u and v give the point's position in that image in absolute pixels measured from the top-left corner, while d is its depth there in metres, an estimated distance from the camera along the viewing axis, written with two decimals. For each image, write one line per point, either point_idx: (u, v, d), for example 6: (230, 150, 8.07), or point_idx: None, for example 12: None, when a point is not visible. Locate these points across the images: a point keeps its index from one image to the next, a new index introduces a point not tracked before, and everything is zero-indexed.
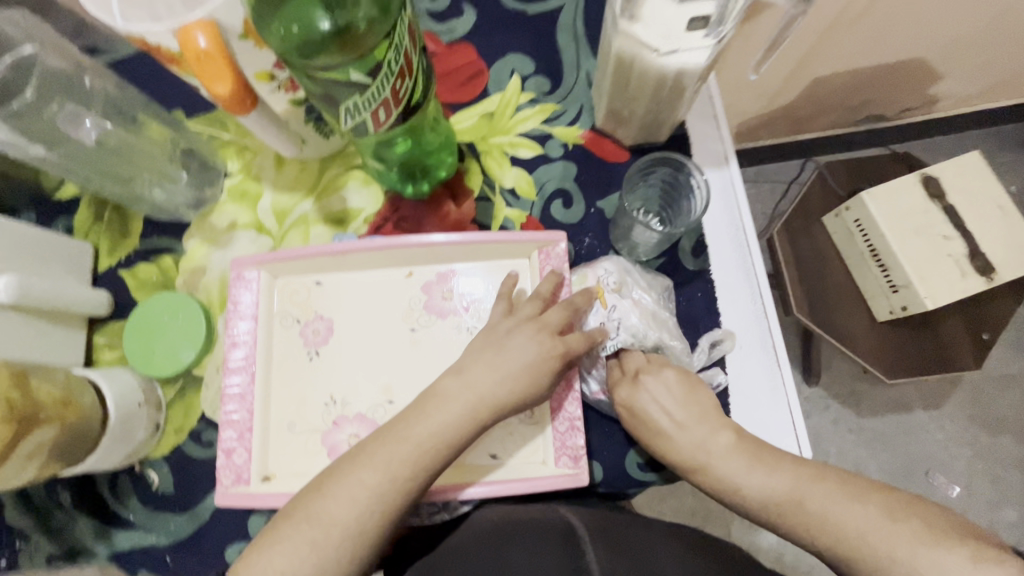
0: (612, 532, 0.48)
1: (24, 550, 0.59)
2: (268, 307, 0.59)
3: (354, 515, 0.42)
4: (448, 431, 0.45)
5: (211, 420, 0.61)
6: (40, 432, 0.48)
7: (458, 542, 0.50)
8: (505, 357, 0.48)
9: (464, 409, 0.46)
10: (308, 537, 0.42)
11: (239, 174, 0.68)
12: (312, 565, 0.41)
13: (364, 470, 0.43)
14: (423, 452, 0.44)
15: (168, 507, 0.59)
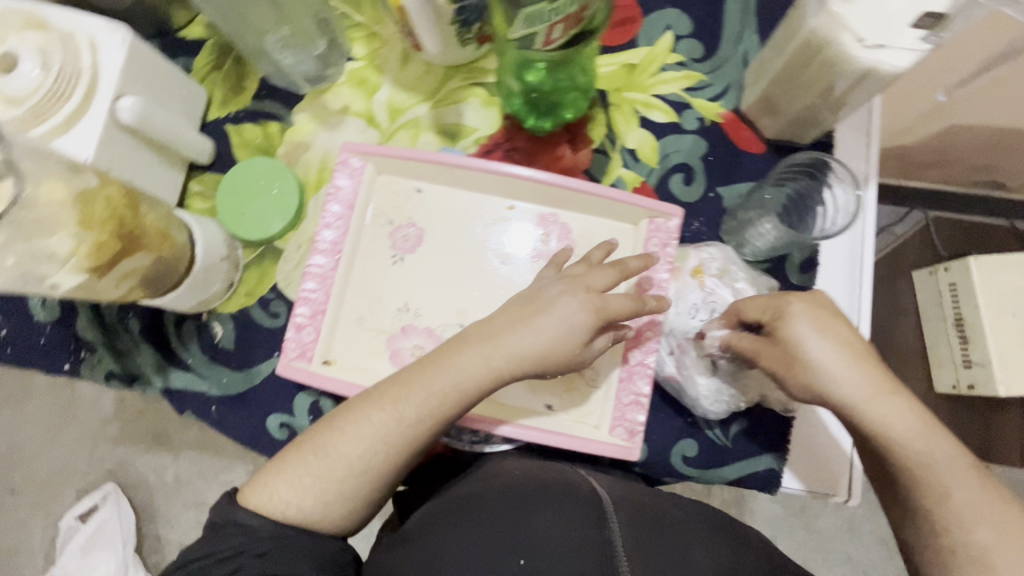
0: (636, 509, 0.47)
1: (88, 362, 0.63)
2: (366, 199, 0.58)
3: (355, 456, 0.44)
4: (464, 379, 0.44)
5: (282, 293, 0.62)
6: (137, 258, 0.47)
7: (470, 488, 0.50)
8: (526, 323, 0.44)
9: (485, 371, 0.44)
10: (313, 470, 0.44)
11: (363, 61, 0.66)
12: (315, 496, 0.44)
13: (374, 410, 0.44)
14: (444, 392, 0.44)
15: (226, 362, 0.61)
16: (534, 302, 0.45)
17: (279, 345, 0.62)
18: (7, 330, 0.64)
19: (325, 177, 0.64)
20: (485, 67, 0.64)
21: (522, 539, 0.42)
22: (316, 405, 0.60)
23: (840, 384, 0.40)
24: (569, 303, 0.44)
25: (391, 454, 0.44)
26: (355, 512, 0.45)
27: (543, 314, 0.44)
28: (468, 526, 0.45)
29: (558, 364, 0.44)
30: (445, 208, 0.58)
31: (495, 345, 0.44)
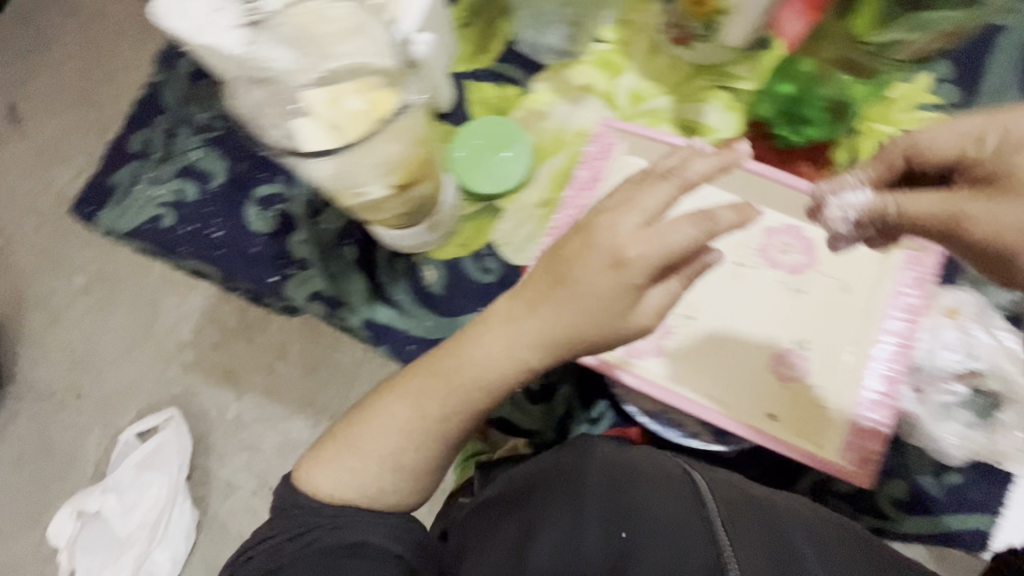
0: (737, 491, 0.49)
1: (295, 279, 0.63)
2: (613, 178, 0.58)
3: (390, 446, 0.49)
4: (484, 368, 0.45)
5: (497, 250, 0.63)
6: (423, 187, 0.51)
7: (543, 469, 0.53)
8: (538, 313, 0.42)
9: (509, 361, 0.44)
10: (351, 460, 0.50)
11: (613, 44, 0.66)
12: (356, 487, 0.50)
13: (397, 405, 0.48)
14: (470, 378, 0.46)
15: (432, 306, 0.62)
16: (558, 283, 0.41)
17: (487, 300, 0.62)
18: (223, 234, 0.65)
19: (558, 148, 0.65)
20: (735, 72, 0.63)
21: (622, 511, 0.47)
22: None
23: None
24: (621, 277, 0.39)
25: (415, 448, 0.49)
26: (409, 490, 0.51)
27: (578, 287, 0.40)
28: (559, 496, 0.49)
29: (601, 334, 0.41)
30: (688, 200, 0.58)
31: (549, 316, 0.42)
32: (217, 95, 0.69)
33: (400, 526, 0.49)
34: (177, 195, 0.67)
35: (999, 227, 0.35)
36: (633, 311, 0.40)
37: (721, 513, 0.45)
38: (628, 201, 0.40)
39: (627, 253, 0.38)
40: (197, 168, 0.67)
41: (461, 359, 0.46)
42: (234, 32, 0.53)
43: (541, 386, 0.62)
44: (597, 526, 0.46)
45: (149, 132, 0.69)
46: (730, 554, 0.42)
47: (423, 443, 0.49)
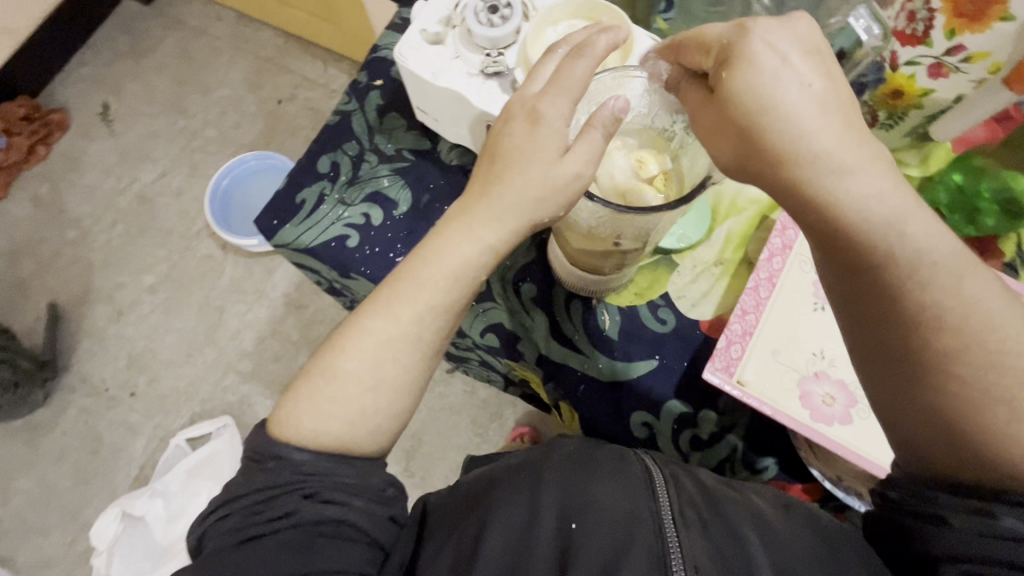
0: (687, 480, 0.48)
1: (473, 311, 0.67)
2: (799, 246, 0.61)
3: (360, 367, 0.48)
4: (448, 264, 0.48)
5: (672, 302, 0.65)
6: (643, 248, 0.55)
7: (486, 491, 0.49)
8: (497, 196, 0.47)
9: (474, 248, 0.47)
10: (325, 392, 0.48)
11: None
12: (342, 422, 0.47)
13: (374, 322, 0.48)
14: (430, 284, 0.48)
15: (604, 349, 0.65)
16: (516, 160, 0.46)
17: (659, 349, 0.64)
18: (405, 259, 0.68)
19: (734, 211, 0.67)
20: (903, 158, 0.68)
21: (575, 498, 0.46)
22: (690, 417, 0.63)
23: (818, 142, 0.37)
24: (544, 131, 0.45)
25: (398, 360, 0.48)
26: (385, 422, 0.49)
27: (530, 161, 0.45)
28: (516, 489, 0.48)
29: (558, 204, 0.46)
30: None
31: (510, 217, 0.46)
32: (404, 128, 0.74)
33: (378, 492, 0.48)
34: (365, 217, 0.70)
35: (769, 173, 0.39)
36: (559, 164, 0.45)
37: (672, 514, 0.44)
38: (529, 83, 0.47)
39: (540, 106, 0.45)
40: (385, 194, 0.71)
41: (419, 272, 0.48)
42: (472, 80, 0.59)
43: (711, 436, 0.62)
44: (551, 515, 0.45)
45: (338, 155, 0.73)
46: (676, 546, 0.42)
47: (397, 357, 0.48)
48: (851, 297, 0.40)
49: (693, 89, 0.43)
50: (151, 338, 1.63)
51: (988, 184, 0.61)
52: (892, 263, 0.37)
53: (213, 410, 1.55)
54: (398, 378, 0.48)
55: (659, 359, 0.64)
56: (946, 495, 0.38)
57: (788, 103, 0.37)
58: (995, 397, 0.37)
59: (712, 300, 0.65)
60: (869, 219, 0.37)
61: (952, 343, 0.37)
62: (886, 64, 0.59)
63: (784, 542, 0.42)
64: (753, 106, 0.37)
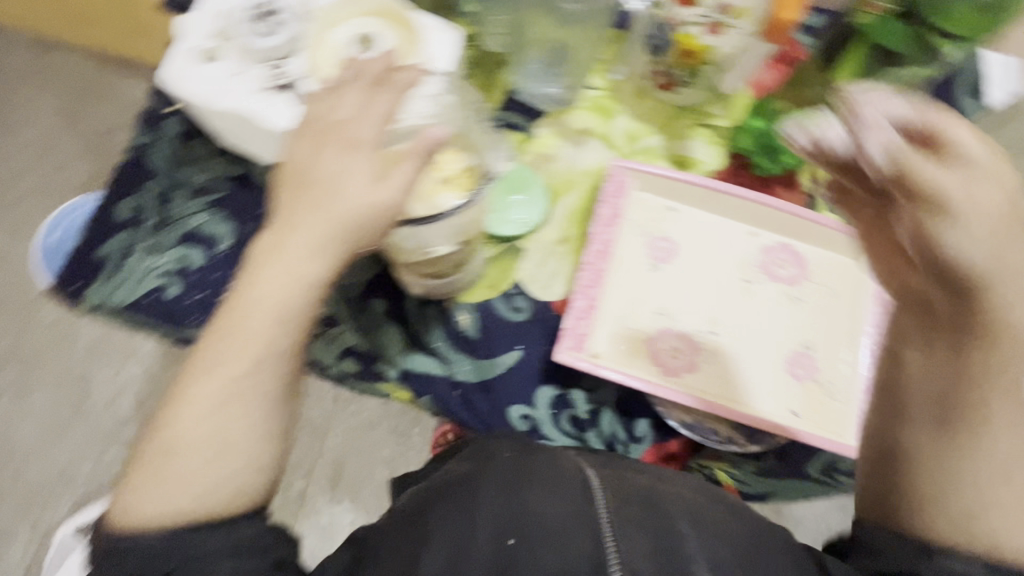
0: (622, 483, 0.51)
1: (325, 337, 0.63)
2: (628, 211, 0.64)
3: (194, 437, 0.38)
4: (262, 306, 0.37)
5: (524, 289, 0.65)
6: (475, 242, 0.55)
7: (424, 518, 0.49)
8: (302, 223, 0.36)
9: (295, 287, 0.36)
10: (166, 469, 0.38)
11: (604, 91, 0.72)
12: (190, 497, 0.38)
13: (201, 383, 0.38)
14: (255, 331, 0.37)
15: (469, 349, 0.64)
16: (323, 194, 0.36)
17: (521, 338, 0.64)
18: None
19: (569, 187, 0.68)
20: (711, 111, 0.71)
21: (515, 513, 0.46)
22: (565, 398, 0.64)
23: (972, 227, 0.36)
24: (352, 160, 0.36)
25: (241, 420, 0.39)
26: (250, 478, 0.40)
27: (341, 192, 0.36)
28: (450, 510, 0.48)
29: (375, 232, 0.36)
30: (701, 228, 0.65)
31: (325, 245, 0.36)
32: (211, 154, 0.67)
33: (252, 543, 0.40)
34: (183, 262, 0.63)
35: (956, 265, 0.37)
36: (364, 180, 0.36)
37: (604, 498, 0.47)
38: (332, 104, 0.37)
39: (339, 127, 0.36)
40: (201, 233, 0.64)
41: (231, 311, 0.38)
42: (255, 97, 0.54)
43: (589, 415, 0.64)
44: (490, 530, 0.45)
45: (141, 198, 0.66)
46: (612, 544, 0.43)
47: (238, 417, 0.39)
48: (938, 360, 0.40)
49: (919, 154, 0.37)
50: None
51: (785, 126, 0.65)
52: (979, 335, 0.38)
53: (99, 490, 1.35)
54: (248, 436, 0.39)
55: (521, 348, 0.64)
56: (907, 544, 0.39)
57: (958, 206, 0.36)
58: (997, 469, 0.38)
59: (561, 279, 0.66)
60: (1007, 317, 0.37)
61: (1000, 416, 0.38)
62: (668, 26, 0.61)
63: (720, 529, 0.45)
64: (935, 204, 0.36)
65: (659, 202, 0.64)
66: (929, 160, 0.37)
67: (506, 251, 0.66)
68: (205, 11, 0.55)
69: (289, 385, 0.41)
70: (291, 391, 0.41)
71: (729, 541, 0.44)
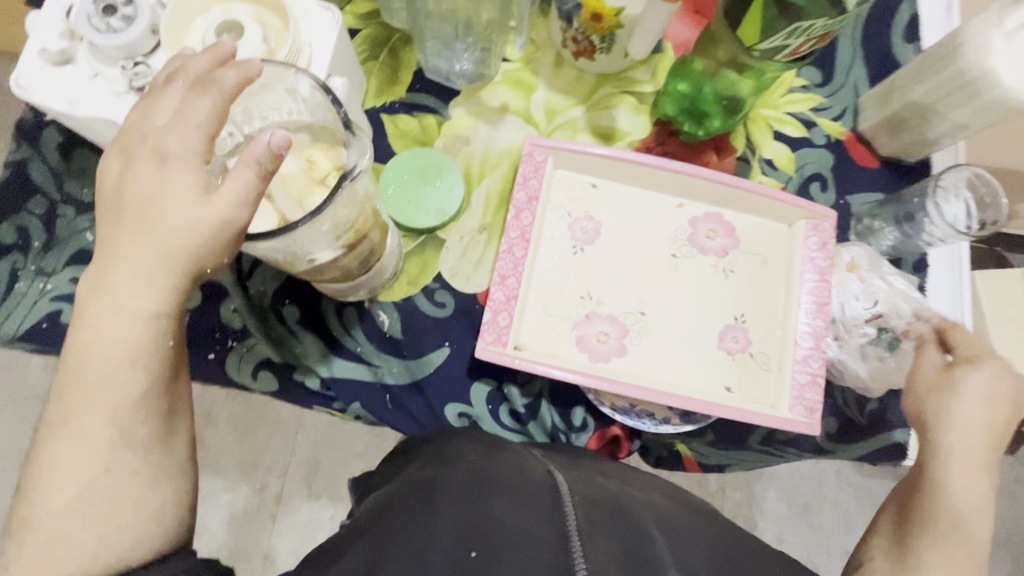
0: (592, 489, 0.48)
1: (239, 351, 0.59)
2: (547, 192, 0.60)
3: (63, 497, 0.33)
4: (117, 341, 0.34)
5: (447, 282, 0.62)
6: (377, 236, 0.50)
7: (372, 532, 0.45)
8: (127, 252, 0.34)
9: (143, 320, 0.34)
10: (34, 540, 0.33)
11: (518, 62, 0.68)
12: (70, 565, 0.33)
13: (65, 438, 0.34)
14: (102, 374, 0.34)
15: (394, 349, 0.61)
16: (145, 218, 0.34)
17: (447, 333, 0.62)
18: None
19: (488, 170, 0.65)
20: (636, 77, 0.69)
21: (477, 524, 0.42)
22: (502, 393, 0.62)
23: (947, 421, 0.49)
24: (174, 172, 0.34)
25: (115, 471, 0.35)
26: (150, 526, 0.35)
27: (161, 212, 0.33)
28: (406, 519, 0.45)
29: (222, 250, 0.34)
30: (625, 203, 0.61)
31: (166, 272, 0.34)
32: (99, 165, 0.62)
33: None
34: (76, 283, 0.59)
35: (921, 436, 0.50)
36: (201, 197, 0.34)
37: (571, 501, 0.45)
38: (147, 113, 0.35)
39: (161, 142, 0.34)
40: (92, 250, 0.59)
41: (79, 355, 0.34)
42: (121, 99, 0.49)
43: (528, 407, 0.62)
44: (450, 540, 0.41)
45: (24, 219, 0.61)
46: (580, 552, 0.39)
47: (115, 465, 0.34)
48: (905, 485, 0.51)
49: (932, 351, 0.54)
50: None
51: (710, 86, 0.62)
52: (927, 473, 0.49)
53: None
54: (130, 481, 0.35)
55: (450, 345, 0.62)
56: None
57: (948, 401, 0.49)
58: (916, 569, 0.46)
59: (484, 268, 0.63)
60: (939, 459, 0.48)
61: (934, 519, 0.46)
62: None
63: (685, 541, 0.45)
64: (928, 401, 0.51)
65: (581, 179, 0.61)
66: (941, 366, 0.52)
67: (424, 242, 0.63)
68: (55, 4, 0.50)
69: (170, 418, 0.37)
70: (173, 426, 0.37)
71: (695, 554, 0.44)
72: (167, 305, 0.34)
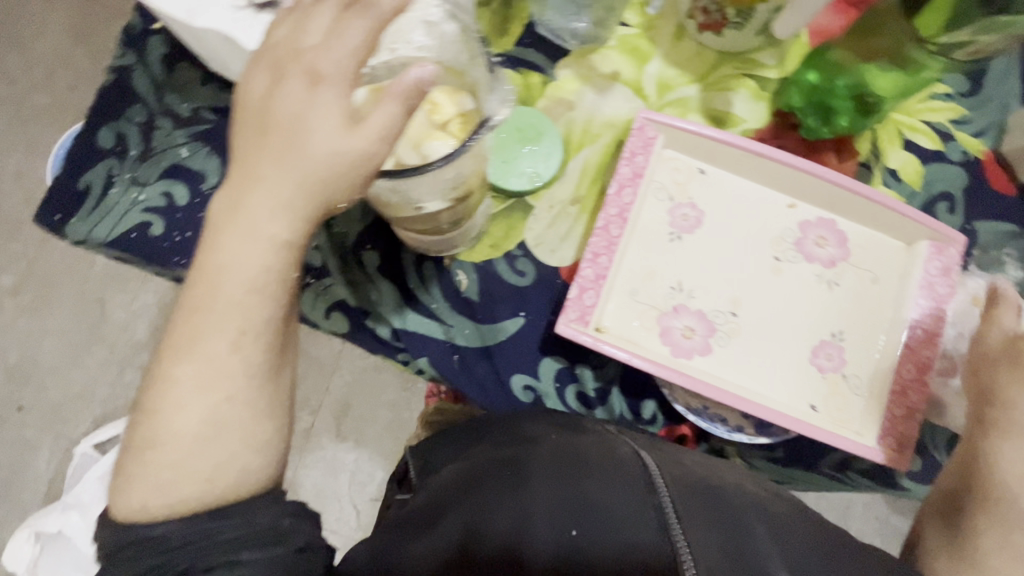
0: (683, 473, 0.45)
1: (317, 289, 0.59)
2: (652, 170, 0.57)
3: (192, 420, 0.36)
4: (244, 271, 0.34)
5: (530, 251, 0.60)
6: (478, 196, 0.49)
7: (459, 503, 0.44)
8: (266, 175, 0.33)
9: (267, 250, 0.34)
10: (160, 455, 0.36)
11: (636, 29, 0.64)
12: (193, 481, 0.36)
13: (189, 363, 0.36)
14: (228, 300, 0.35)
15: (468, 311, 0.60)
16: (288, 140, 0.33)
17: (524, 303, 0.60)
18: None
19: (589, 139, 0.61)
20: (760, 60, 0.63)
21: (571, 503, 0.41)
22: (572, 373, 0.60)
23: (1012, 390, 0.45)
24: (322, 98, 0.32)
25: (234, 400, 0.37)
26: (253, 457, 0.38)
27: (306, 138, 0.32)
28: (495, 494, 0.44)
29: (353, 187, 0.33)
30: (734, 195, 0.57)
31: (298, 205, 0.33)
32: (200, 81, 0.61)
33: (273, 530, 0.38)
34: (166, 198, 0.59)
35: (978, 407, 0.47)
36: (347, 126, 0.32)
37: (664, 483, 0.43)
38: (300, 31, 0.34)
39: (316, 63, 0.33)
40: (185, 167, 0.59)
41: (210, 282, 0.35)
42: (239, 14, 0.47)
43: (598, 392, 0.60)
44: (544, 522, 0.40)
45: (123, 126, 0.61)
46: (682, 539, 0.38)
47: (229, 394, 0.37)
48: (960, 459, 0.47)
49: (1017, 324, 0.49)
50: None
51: (843, 80, 0.56)
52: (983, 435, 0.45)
53: (116, 412, 1.34)
54: (242, 413, 0.37)
55: (524, 316, 0.60)
56: None
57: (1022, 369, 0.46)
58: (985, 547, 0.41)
59: (571, 243, 0.60)
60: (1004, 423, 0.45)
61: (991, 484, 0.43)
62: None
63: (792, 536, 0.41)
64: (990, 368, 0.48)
65: (691, 165, 0.57)
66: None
67: (512, 206, 0.60)
68: None
69: (279, 356, 0.39)
70: (281, 363, 0.39)
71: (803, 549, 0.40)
72: (295, 237, 0.34)
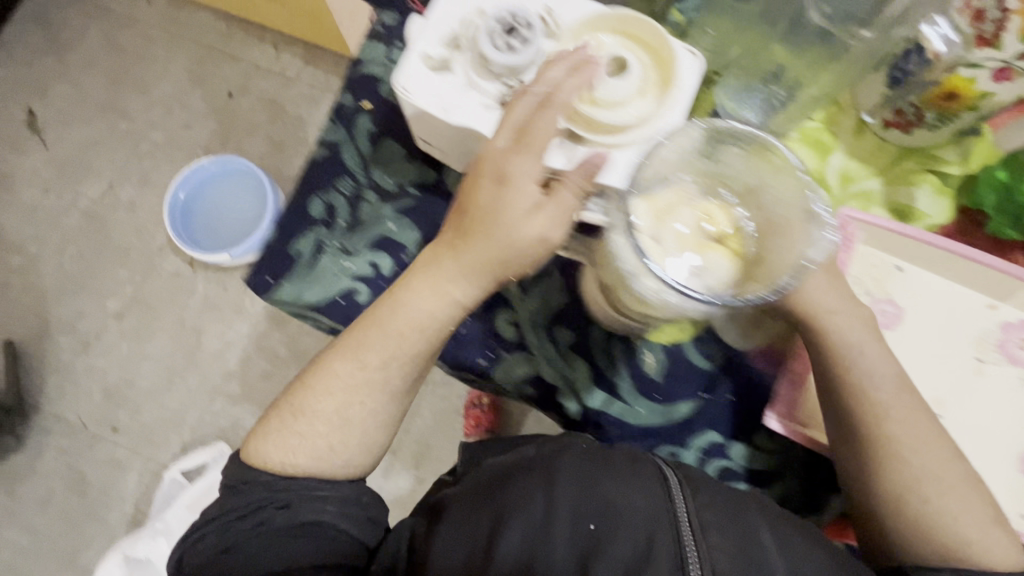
0: (697, 479, 0.49)
1: (507, 363, 0.61)
2: (853, 269, 0.59)
3: (332, 406, 0.51)
4: (419, 314, 0.50)
5: (717, 335, 0.61)
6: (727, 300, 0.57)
7: (483, 491, 0.49)
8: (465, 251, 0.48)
9: (440, 301, 0.50)
10: (296, 424, 0.51)
11: (820, 123, 0.66)
12: (319, 453, 0.51)
13: (340, 366, 0.51)
14: (401, 330, 0.50)
15: (653, 392, 0.61)
16: (485, 222, 0.47)
17: (705, 386, 0.61)
18: None
19: None
20: (942, 155, 0.62)
21: (592, 504, 0.45)
22: (722, 448, 0.60)
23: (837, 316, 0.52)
24: (511, 191, 0.46)
25: (363, 406, 0.51)
26: (362, 456, 0.53)
27: (503, 222, 0.46)
28: (523, 487, 0.48)
29: (523, 263, 0.47)
30: (934, 295, 0.58)
31: (481, 273, 0.48)
32: (405, 158, 0.65)
33: (353, 498, 0.52)
34: (373, 267, 0.62)
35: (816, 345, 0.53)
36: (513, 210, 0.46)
37: (677, 490, 0.46)
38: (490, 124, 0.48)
39: (508, 167, 0.46)
40: (393, 239, 0.63)
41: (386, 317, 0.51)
42: (489, 113, 0.51)
43: (745, 470, 0.60)
44: (568, 519, 0.45)
45: (333, 197, 0.65)
46: (694, 548, 0.42)
47: (365, 401, 0.51)
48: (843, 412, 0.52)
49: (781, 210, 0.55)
50: (124, 368, 1.37)
51: None
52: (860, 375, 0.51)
53: (205, 438, 1.33)
54: (368, 416, 0.52)
55: (703, 397, 0.60)
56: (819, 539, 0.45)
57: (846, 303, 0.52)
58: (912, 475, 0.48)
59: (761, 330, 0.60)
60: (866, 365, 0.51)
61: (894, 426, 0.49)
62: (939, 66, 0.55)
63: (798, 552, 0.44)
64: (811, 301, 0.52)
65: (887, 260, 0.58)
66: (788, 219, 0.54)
67: None
68: (442, 13, 0.52)
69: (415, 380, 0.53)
70: (410, 388, 0.54)
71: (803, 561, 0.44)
72: (464, 298, 0.50)
